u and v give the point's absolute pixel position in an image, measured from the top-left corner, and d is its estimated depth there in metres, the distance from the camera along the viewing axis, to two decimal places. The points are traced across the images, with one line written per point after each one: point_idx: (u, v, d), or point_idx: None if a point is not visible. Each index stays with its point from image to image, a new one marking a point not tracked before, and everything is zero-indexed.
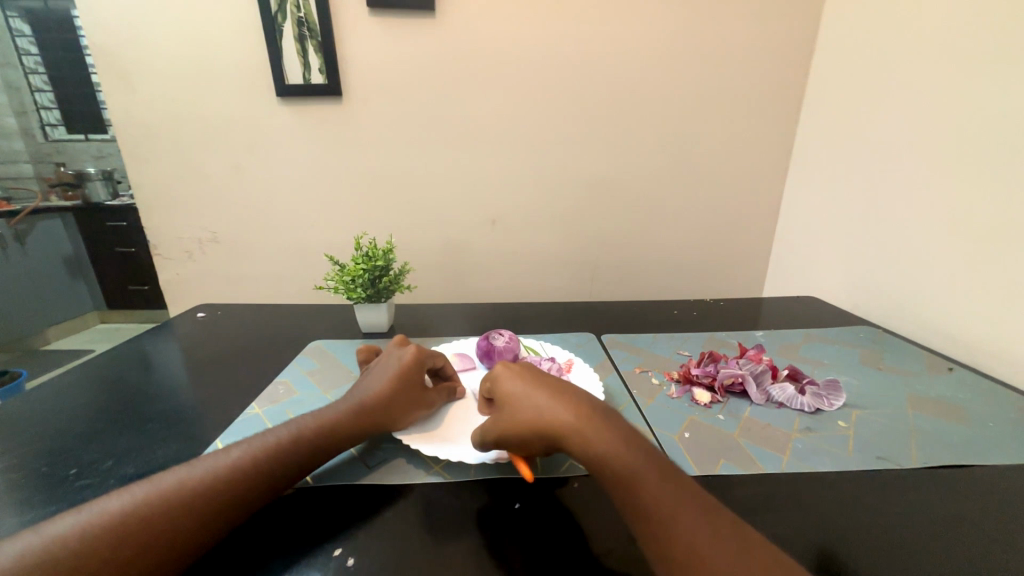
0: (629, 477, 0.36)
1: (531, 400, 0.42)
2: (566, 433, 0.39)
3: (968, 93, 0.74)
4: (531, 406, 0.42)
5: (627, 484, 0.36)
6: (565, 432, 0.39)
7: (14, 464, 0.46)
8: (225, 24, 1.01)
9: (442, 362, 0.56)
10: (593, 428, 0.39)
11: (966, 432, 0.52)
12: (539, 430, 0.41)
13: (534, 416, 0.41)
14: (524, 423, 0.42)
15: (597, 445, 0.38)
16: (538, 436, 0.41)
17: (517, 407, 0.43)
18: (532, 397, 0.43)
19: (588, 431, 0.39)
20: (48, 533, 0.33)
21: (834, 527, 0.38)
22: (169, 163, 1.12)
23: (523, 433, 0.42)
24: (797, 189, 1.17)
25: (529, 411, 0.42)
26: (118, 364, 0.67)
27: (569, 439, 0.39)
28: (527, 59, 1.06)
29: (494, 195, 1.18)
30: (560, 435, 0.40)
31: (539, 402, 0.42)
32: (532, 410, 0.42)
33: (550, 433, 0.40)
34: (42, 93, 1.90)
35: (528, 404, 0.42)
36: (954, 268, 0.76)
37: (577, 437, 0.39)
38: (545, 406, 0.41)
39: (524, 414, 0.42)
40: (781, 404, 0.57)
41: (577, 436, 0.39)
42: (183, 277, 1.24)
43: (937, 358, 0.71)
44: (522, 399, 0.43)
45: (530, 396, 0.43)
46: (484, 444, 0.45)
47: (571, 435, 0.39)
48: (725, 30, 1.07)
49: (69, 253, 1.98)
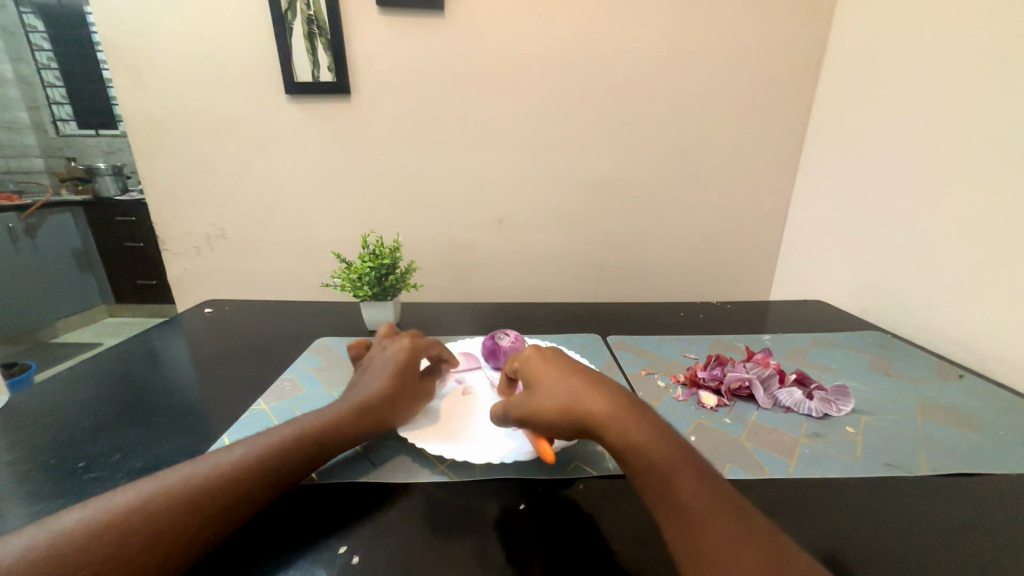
0: (665, 471, 0.36)
1: (566, 384, 0.43)
2: (600, 420, 0.39)
3: (981, 96, 0.73)
4: (566, 390, 0.42)
5: (661, 477, 0.35)
6: (599, 419, 0.39)
7: (24, 456, 0.47)
8: (235, 22, 1.01)
9: (436, 352, 0.58)
10: (629, 418, 0.39)
11: (977, 440, 0.52)
12: (571, 415, 0.41)
13: (568, 400, 0.41)
14: (556, 406, 0.41)
15: (633, 435, 0.38)
16: (568, 421, 0.41)
17: (550, 391, 0.43)
18: (568, 383, 0.43)
19: (626, 421, 0.39)
20: (52, 529, 0.34)
21: (841, 533, 0.38)
22: (177, 159, 1.12)
23: (553, 415, 0.41)
24: (806, 191, 1.16)
25: (563, 395, 0.42)
26: (126, 358, 0.68)
27: (602, 427, 0.39)
28: (535, 58, 1.06)
29: (500, 194, 1.18)
30: (592, 421, 0.40)
31: (575, 387, 0.42)
32: (566, 394, 0.42)
33: (582, 419, 0.40)
34: (54, 89, 1.92)
35: (562, 388, 0.42)
36: (965, 273, 0.75)
37: (613, 425, 0.39)
38: (581, 392, 0.41)
39: (557, 397, 0.42)
40: (788, 409, 0.57)
41: (612, 425, 0.39)
42: (191, 273, 1.25)
43: (946, 364, 0.70)
44: (556, 384, 0.43)
45: (566, 381, 0.43)
46: (504, 417, 0.46)
47: (606, 422, 0.39)
48: (735, 31, 1.06)
49: (78, 246, 2.00)
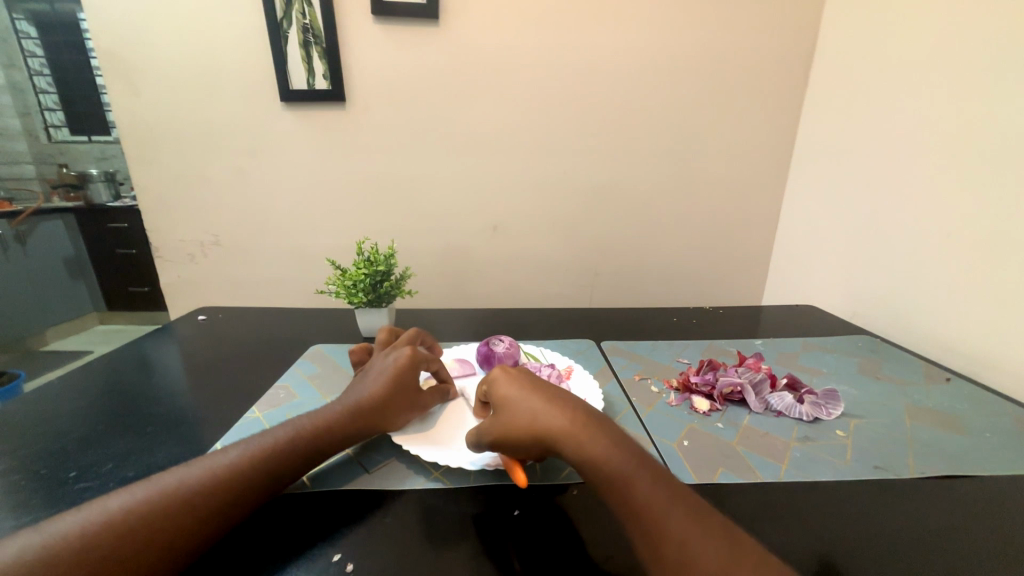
0: (623, 479, 0.36)
1: (527, 403, 0.43)
2: (559, 437, 0.40)
3: (965, 105, 0.75)
4: (526, 409, 0.42)
5: (619, 486, 0.36)
6: (560, 436, 0.40)
7: (14, 466, 0.46)
8: (231, 29, 1.02)
9: (437, 365, 0.58)
10: (589, 433, 0.39)
11: (964, 442, 0.52)
12: (532, 433, 0.41)
13: (529, 420, 0.41)
14: (519, 426, 0.42)
15: (592, 449, 0.38)
16: (532, 439, 0.41)
17: (512, 410, 0.43)
18: (528, 402, 0.43)
19: (583, 436, 0.39)
20: (50, 532, 0.33)
21: (834, 538, 0.38)
22: (172, 166, 1.12)
23: (517, 435, 0.42)
24: (797, 198, 1.18)
25: (523, 415, 0.42)
26: (117, 367, 0.67)
27: (562, 442, 0.39)
28: (530, 66, 1.07)
29: (496, 201, 1.19)
30: (555, 439, 0.40)
31: (535, 405, 0.42)
32: (527, 413, 0.42)
33: (544, 437, 0.40)
34: (46, 95, 1.91)
35: (523, 407, 0.42)
36: (951, 277, 0.77)
37: (572, 441, 0.39)
38: (540, 410, 0.42)
39: (518, 416, 0.42)
40: (779, 413, 0.57)
41: (573, 441, 0.39)
42: (184, 281, 1.24)
43: (935, 367, 0.72)
44: (517, 402, 0.43)
45: (527, 399, 0.43)
46: (478, 443, 0.45)
47: (565, 439, 0.39)
48: (725, 41, 1.08)
49: (70, 254, 1.99)
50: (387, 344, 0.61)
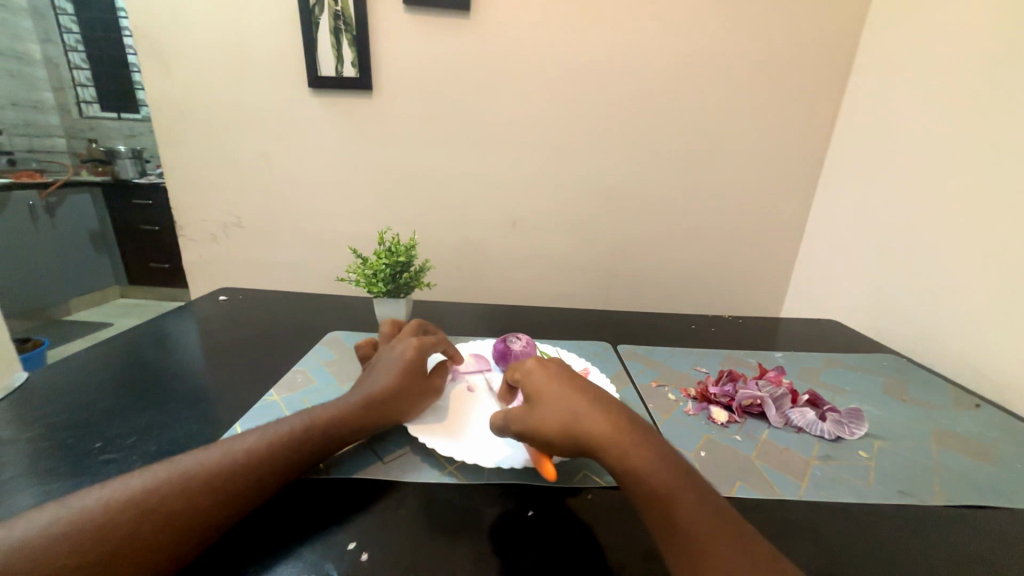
0: (662, 493, 0.35)
1: (566, 402, 0.42)
2: (597, 440, 0.39)
3: (1012, 122, 0.71)
4: (565, 408, 0.42)
5: (657, 499, 0.35)
6: (598, 440, 0.39)
7: (41, 434, 0.47)
8: (263, 13, 1.02)
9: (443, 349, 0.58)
10: (629, 441, 0.39)
11: (994, 473, 0.51)
12: (570, 432, 0.41)
13: (566, 418, 0.41)
14: (556, 423, 0.41)
15: (632, 457, 0.38)
16: (567, 438, 0.41)
17: (550, 407, 0.42)
18: (568, 401, 0.42)
19: (624, 443, 0.38)
20: (74, 506, 0.34)
21: (854, 561, 0.37)
22: (198, 146, 1.14)
23: (552, 432, 0.41)
24: (825, 209, 1.15)
25: (562, 413, 0.42)
26: (140, 342, 0.69)
27: (601, 446, 0.39)
28: (558, 62, 1.06)
29: (516, 196, 1.18)
30: (591, 441, 0.40)
31: (576, 405, 0.42)
32: (566, 412, 0.41)
33: (580, 437, 0.40)
34: (80, 71, 1.96)
35: (561, 405, 0.42)
36: (984, 300, 0.74)
37: (612, 447, 0.39)
38: (582, 410, 0.41)
39: (556, 413, 0.42)
40: (799, 429, 0.56)
41: (611, 446, 0.39)
42: (205, 260, 1.26)
43: (963, 392, 0.69)
44: (556, 400, 0.43)
45: (566, 398, 0.43)
46: (503, 428, 0.45)
47: (604, 444, 0.39)
48: (759, 45, 1.05)
49: (95, 228, 2.03)
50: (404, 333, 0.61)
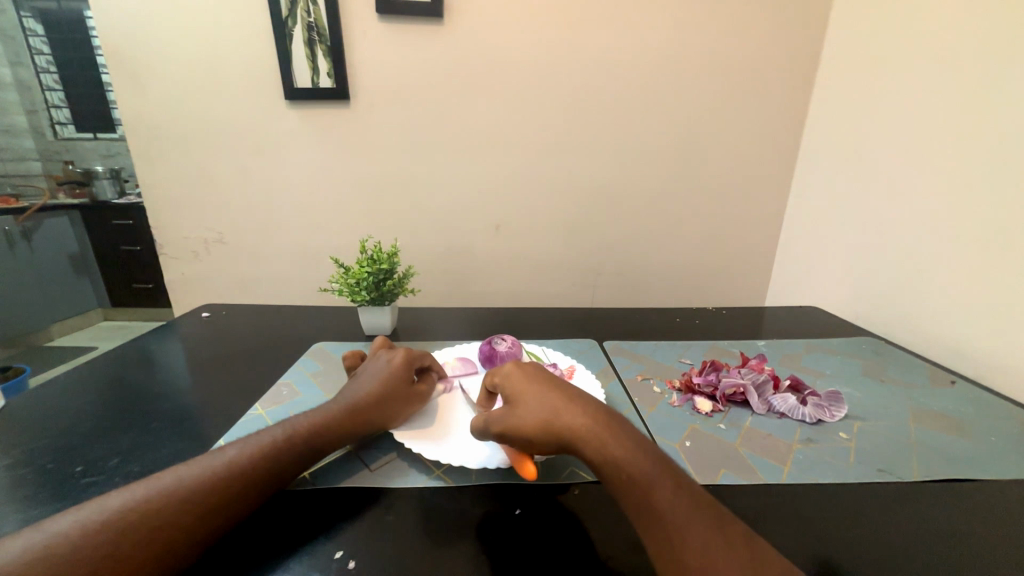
0: (643, 483, 0.36)
1: (547, 400, 0.43)
2: (577, 435, 0.40)
3: (974, 107, 0.74)
4: (546, 406, 0.43)
5: (639, 490, 0.36)
6: (579, 434, 0.40)
7: (21, 460, 0.47)
8: (235, 26, 1.02)
9: (429, 360, 0.59)
10: (609, 434, 0.39)
11: (968, 447, 0.52)
12: (549, 429, 0.41)
13: (549, 415, 0.42)
14: (537, 421, 0.42)
15: (612, 449, 0.38)
16: (547, 435, 0.41)
17: (531, 406, 0.43)
18: (548, 399, 0.43)
19: (605, 436, 0.39)
20: (50, 531, 0.33)
21: (834, 539, 0.38)
22: (175, 163, 1.13)
23: (533, 430, 0.42)
24: (802, 198, 1.17)
25: (543, 410, 0.42)
26: (122, 363, 0.68)
27: (581, 440, 0.40)
28: (533, 64, 1.07)
29: (499, 199, 1.18)
30: (572, 436, 0.40)
31: (556, 402, 0.43)
32: (547, 409, 0.42)
33: (561, 433, 0.41)
34: (53, 92, 1.94)
35: (542, 404, 0.43)
36: (954, 279, 0.77)
37: (593, 440, 0.39)
38: (561, 407, 0.42)
39: (537, 411, 0.42)
40: (781, 414, 0.57)
41: (591, 438, 0.39)
42: (187, 277, 1.24)
43: (939, 370, 0.71)
44: (537, 399, 0.43)
45: (547, 396, 0.43)
46: (484, 432, 0.45)
47: (585, 438, 0.39)
48: (730, 40, 1.08)
49: (74, 250, 1.98)
50: (385, 349, 0.61)
